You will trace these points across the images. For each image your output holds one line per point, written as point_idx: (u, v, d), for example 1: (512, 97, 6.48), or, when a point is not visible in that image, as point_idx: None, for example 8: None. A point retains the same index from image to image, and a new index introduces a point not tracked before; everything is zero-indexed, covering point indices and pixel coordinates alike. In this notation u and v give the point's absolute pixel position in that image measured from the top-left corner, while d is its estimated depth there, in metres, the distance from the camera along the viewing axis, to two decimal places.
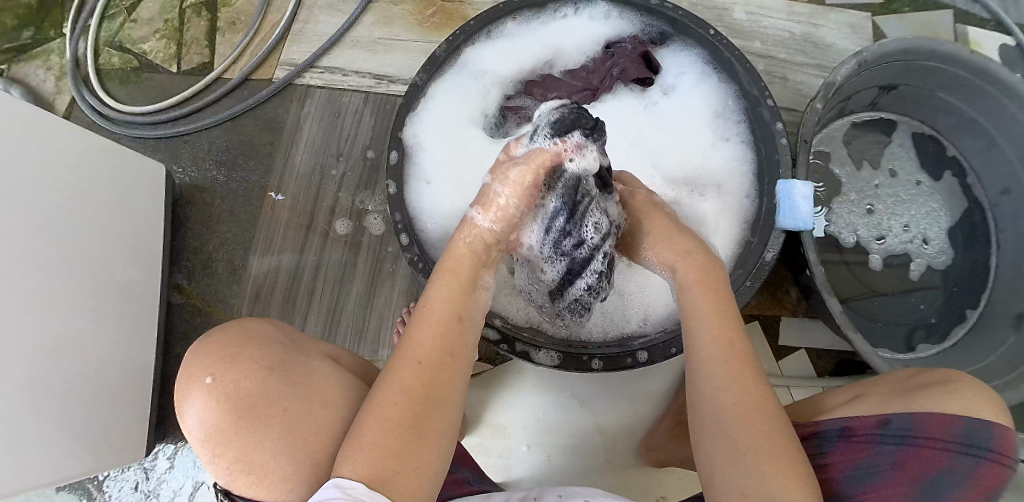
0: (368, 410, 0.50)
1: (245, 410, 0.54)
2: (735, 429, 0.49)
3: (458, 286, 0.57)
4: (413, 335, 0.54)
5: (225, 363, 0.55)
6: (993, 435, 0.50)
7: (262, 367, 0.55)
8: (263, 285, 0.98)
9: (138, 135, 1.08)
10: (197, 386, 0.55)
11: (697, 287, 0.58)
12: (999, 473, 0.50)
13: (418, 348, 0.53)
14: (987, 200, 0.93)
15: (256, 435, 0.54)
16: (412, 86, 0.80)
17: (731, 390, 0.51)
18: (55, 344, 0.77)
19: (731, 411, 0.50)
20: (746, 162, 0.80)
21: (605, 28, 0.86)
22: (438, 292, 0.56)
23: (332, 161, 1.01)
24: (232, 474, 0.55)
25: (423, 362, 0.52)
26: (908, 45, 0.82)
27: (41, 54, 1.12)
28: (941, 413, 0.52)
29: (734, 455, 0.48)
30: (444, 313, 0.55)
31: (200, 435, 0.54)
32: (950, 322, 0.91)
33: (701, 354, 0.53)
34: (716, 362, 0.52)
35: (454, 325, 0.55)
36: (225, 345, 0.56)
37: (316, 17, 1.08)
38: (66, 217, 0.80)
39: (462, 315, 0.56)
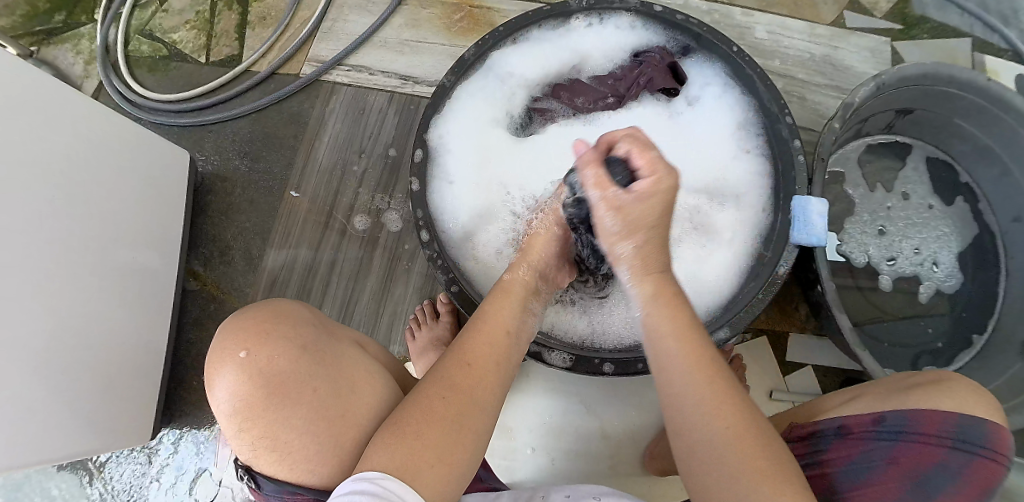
0: (411, 403, 0.51)
1: (276, 387, 0.54)
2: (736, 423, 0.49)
3: (515, 302, 0.61)
4: (464, 340, 0.56)
5: (258, 340, 0.55)
6: (987, 433, 0.52)
7: (296, 346, 0.56)
8: (283, 275, 1.00)
9: (164, 122, 1.10)
10: (228, 360, 0.55)
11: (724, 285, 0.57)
12: (992, 469, 0.52)
13: (468, 351, 0.55)
14: (998, 227, 0.94)
15: (284, 413, 0.54)
16: (440, 87, 0.82)
17: (687, 381, 0.51)
18: (69, 324, 0.78)
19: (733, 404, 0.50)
20: (763, 174, 0.81)
21: (631, 38, 0.87)
22: (492, 307, 0.60)
23: (354, 157, 1.03)
24: (256, 450, 0.55)
25: (472, 364, 0.54)
26: (928, 70, 0.83)
27: (72, 38, 1.15)
28: (932, 410, 0.54)
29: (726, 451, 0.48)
30: (498, 324, 0.58)
31: (228, 409, 0.55)
32: (956, 347, 0.92)
33: (671, 347, 0.53)
34: (680, 358, 0.52)
35: (505, 339, 0.58)
36: (257, 322, 0.57)
37: (346, 16, 1.10)
38: (91, 197, 0.81)
39: (512, 331, 0.59)
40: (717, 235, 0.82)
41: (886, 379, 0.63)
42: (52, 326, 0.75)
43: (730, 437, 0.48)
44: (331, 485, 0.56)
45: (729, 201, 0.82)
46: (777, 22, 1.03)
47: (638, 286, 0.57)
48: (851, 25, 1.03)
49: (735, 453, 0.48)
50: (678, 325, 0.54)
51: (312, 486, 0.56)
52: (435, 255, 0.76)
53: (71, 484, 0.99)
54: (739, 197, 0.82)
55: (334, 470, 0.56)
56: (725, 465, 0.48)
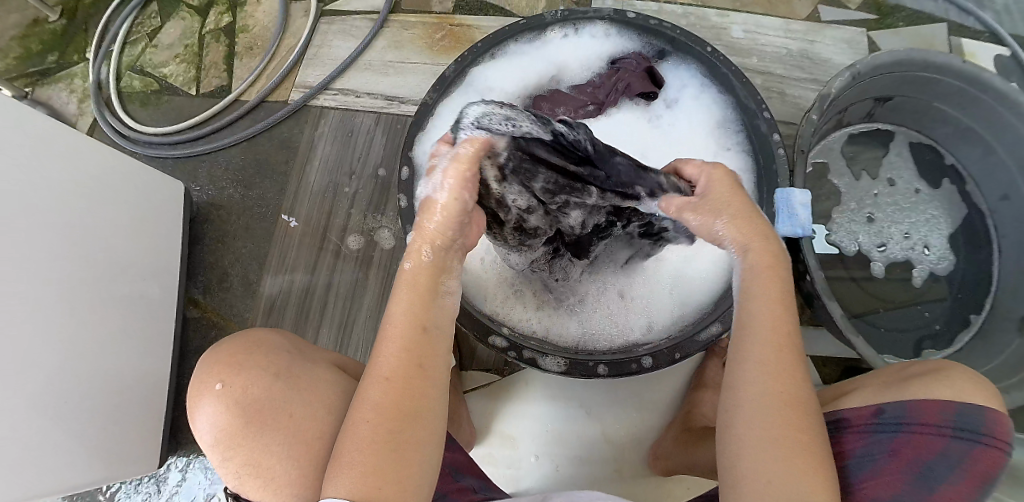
0: (345, 433, 0.50)
1: (253, 415, 0.56)
2: (774, 425, 0.49)
3: (417, 295, 0.53)
4: (378, 353, 0.52)
5: (231, 370, 0.57)
6: (986, 420, 0.53)
7: (268, 374, 0.57)
8: (276, 299, 1.01)
9: (158, 155, 1.12)
10: (207, 392, 0.58)
11: (770, 293, 0.54)
12: (995, 457, 0.53)
13: (384, 366, 0.51)
14: (987, 206, 0.95)
15: (261, 440, 0.56)
16: (422, 105, 0.84)
17: (762, 369, 0.51)
18: (75, 357, 0.79)
19: (768, 402, 0.50)
20: (746, 170, 0.82)
21: (607, 46, 0.89)
22: (397, 307, 0.53)
23: (345, 179, 1.04)
24: (241, 477, 0.57)
25: (392, 379, 0.51)
26: (902, 57, 0.84)
27: (65, 78, 1.18)
28: (931, 399, 0.55)
29: (761, 451, 0.49)
30: (407, 323, 0.52)
31: (212, 438, 0.57)
32: (954, 329, 0.92)
33: (756, 338, 0.53)
34: (761, 347, 0.52)
35: (421, 338, 0.52)
36: (235, 351, 0.59)
37: (330, 41, 1.13)
38: (89, 232, 0.83)
39: (426, 327, 0.53)
40: None
41: (885, 371, 0.64)
42: (58, 360, 0.76)
43: (766, 435, 0.49)
44: None
45: None
46: (752, 20, 1.04)
47: (750, 261, 0.56)
48: (826, 18, 1.04)
49: (778, 453, 0.48)
50: (775, 325, 0.53)
51: None
52: None
53: None
54: None
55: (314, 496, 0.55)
56: (768, 445, 0.49)
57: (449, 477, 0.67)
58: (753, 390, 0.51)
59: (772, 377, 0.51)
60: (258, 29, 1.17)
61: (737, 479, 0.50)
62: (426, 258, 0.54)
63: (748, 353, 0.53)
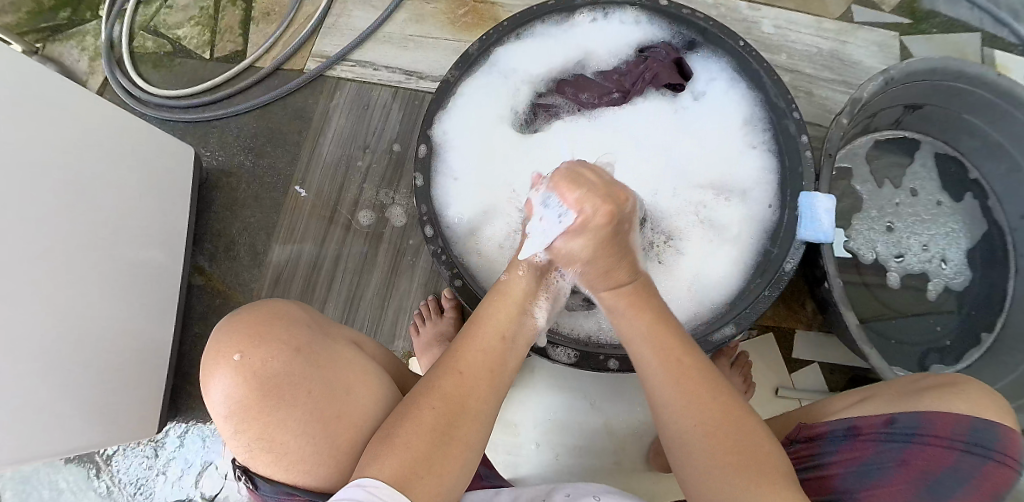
0: (402, 412, 0.51)
1: (271, 391, 0.54)
2: (700, 443, 0.50)
3: (512, 306, 0.59)
4: (457, 348, 0.55)
5: (251, 341, 0.55)
6: (999, 437, 0.52)
7: (290, 348, 0.56)
8: (285, 271, 1.00)
9: (169, 118, 1.10)
10: (223, 362, 0.55)
11: (632, 307, 0.58)
12: (1006, 474, 0.51)
13: (461, 359, 0.54)
14: (1008, 223, 0.94)
15: (278, 416, 0.54)
16: (443, 83, 0.81)
17: (664, 385, 0.53)
18: (75, 322, 0.78)
19: (687, 419, 0.51)
20: (770, 170, 0.80)
21: (637, 32, 0.87)
22: (490, 310, 0.59)
23: (358, 153, 1.02)
24: (252, 451, 0.55)
25: (464, 373, 0.53)
26: (936, 65, 0.82)
27: (77, 35, 1.15)
28: (945, 413, 0.54)
29: (711, 482, 0.49)
30: (493, 327, 0.57)
31: (224, 411, 0.55)
32: (965, 345, 0.91)
33: (642, 354, 0.56)
34: (652, 355, 0.55)
35: (501, 346, 0.56)
36: (253, 323, 0.56)
37: (350, 11, 1.10)
38: (95, 193, 0.81)
39: (507, 337, 0.57)
40: (722, 231, 0.81)
41: (897, 381, 0.63)
42: (57, 323, 0.75)
43: (705, 465, 0.50)
44: (328, 485, 0.56)
45: (736, 196, 0.82)
46: (783, 17, 1.02)
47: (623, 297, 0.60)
48: (859, 20, 1.02)
49: (720, 477, 0.49)
50: (649, 330, 0.56)
51: (308, 487, 0.56)
52: (439, 250, 0.76)
53: (77, 478, 0.99)
54: (745, 193, 0.82)
55: (331, 471, 0.56)
56: (714, 472, 0.49)
57: None
58: (664, 406, 0.53)
59: (677, 386, 0.53)
60: None
61: None
62: (530, 269, 0.62)
63: (644, 371, 0.55)
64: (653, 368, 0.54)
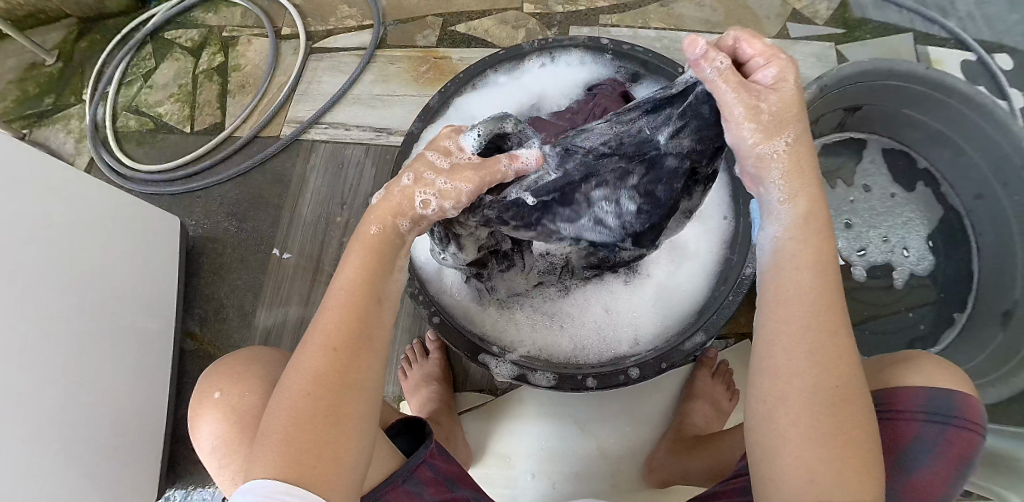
0: (280, 403, 0.49)
1: (244, 424, 0.58)
2: (821, 418, 0.46)
3: (376, 261, 0.53)
4: (320, 321, 0.51)
5: (229, 381, 0.60)
6: (958, 403, 0.55)
7: (259, 383, 0.59)
8: (274, 329, 1.03)
9: (154, 192, 1.15)
10: (207, 402, 0.60)
11: (807, 243, 0.51)
12: (967, 438, 0.55)
13: (326, 334, 0.50)
14: (963, 206, 0.98)
15: (252, 446, 0.57)
16: (408, 135, 0.86)
17: (802, 351, 0.48)
18: (71, 387, 0.80)
19: (818, 393, 0.47)
20: (723, 183, 0.84)
21: (584, 72, 0.93)
22: (346, 274, 0.52)
23: (337, 210, 1.07)
24: (236, 483, 0.58)
25: (334, 347, 0.50)
26: (868, 67, 0.87)
27: (62, 119, 1.21)
28: (905, 387, 0.57)
29: (816, 450, 0.46)
30: (354, 290, 0.52)
31: (211, 447, 0.60)
32: (940, 328, 0.94)
33: (795, 316, 0.49)
34: (813, 332, 0.48)
35: (371, 308, 0.52)
36: (232, 365, 0.61)
37: (320, 76, 1.17)
38: (87, 264, 0.85)
39: (377, 294, 0.53)
40: (683, 249, 0.84)
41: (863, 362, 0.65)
42: (54, 389, 0.77)
43: (811, 434, 0.46)
44: None
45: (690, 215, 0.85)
46: (724, 41, 1.09)
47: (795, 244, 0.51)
48: (795, 35, 1.08)
49: (825, 447, 0.46)
50: (826, 310, 0.49)
51: None
52: (416, 291, 0.79)
53: None
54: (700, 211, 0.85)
55: None
56: (818, 442, 0.46)
57: (443, 487, 0.63)
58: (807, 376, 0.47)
59: (815, 354, 0.48)
60: (250, 67, 1.21)
61: (774, 472, 0.47)
62: (385, 225, 0.54)
63: (795, 331, 0.48)
64: (796, 334, 0.48)
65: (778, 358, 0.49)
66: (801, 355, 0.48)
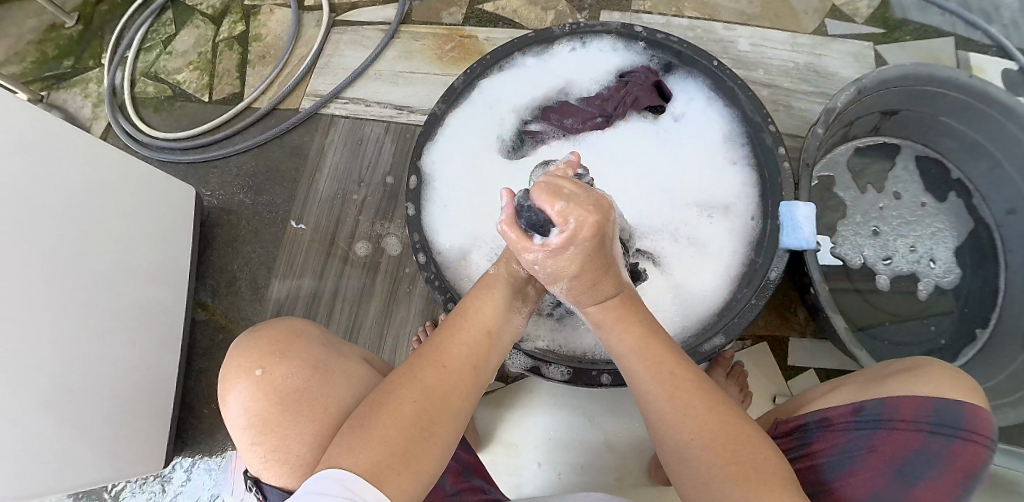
0: (381, 403, 0.50)
1: (290, 404, 0.57)
2: (701, 457, 0.49)
3: (499, 298, 0.59)
4: (441, 342, 0.55)
5: (273, 358, 0.58)
6: (965, 414, 0.53)
7: (308, 365, 0.59)
8: (286, 304, 1.02)
9: (170, 160, 1.14)
10: (243, 375, 0.58)
11: (618, 307, 0.57)
12: (977, 453, 0.52)
13: (447, 354, 0.54)
14: (994, 220, 0.95)
15: (294, 429, 0.56)
16: (431, 115, 0.87)
17: (662, 398, 0.52)
18: (81, 353, 0.80)
19: (681, 433, 0.50)
20: (752, 184, 0.82)
21: (616, 59, 0.90)
22: (473, 304, 0.58)
23: (354, 187, 1.05)
24: (267, 462, 0.57)
25: (449, 368, 0.53)
26: (908, 71, 0.85)
27: (80, 83, 1.20)
28: (909, 395, 0.55)
29: (715, 494, 0.47)
30: (476, 319, 0.57)
31: (244, 422, 0.58)
32: (961, 343, 0.91)
33: (639, 376, 0.54)
34: (647, 369, 0.54)
35: (483, 343, 0.56)
36: (275, 338, 0.59)
37: (341, 50, 1.14)
38: (100, 231, 0.84)
39: (491, 333, 0.57)
40: (708, 250, 0.82)
41: (865, 371, 0.64)
42: (63, 358, 0.77)
43: (700, 477, 0.48)
44: None
45: (718, 213, 0.83)
46: (759, 34, 1.05)
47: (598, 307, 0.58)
48: (832, 32, 1.05)
49: (717, 488, 0.47)
50: (640, 343, 0.55)
51: None
52: (432, 276, 0.79)
53: None
54: (728, 209, 0.83)
55: None
56: (710, 485, 0.48)
57: (460, 476, 0.64)
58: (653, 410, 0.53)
59: (669, 395, 0.52)
60: (270, 38, 1.19)
61: None
62: (506, 270, 0.61)
63: (642, 385, 0.54)
64: (645, 386, 0.53)
65: (646, 417, 0.53)
66: (656, 404, 0.52)
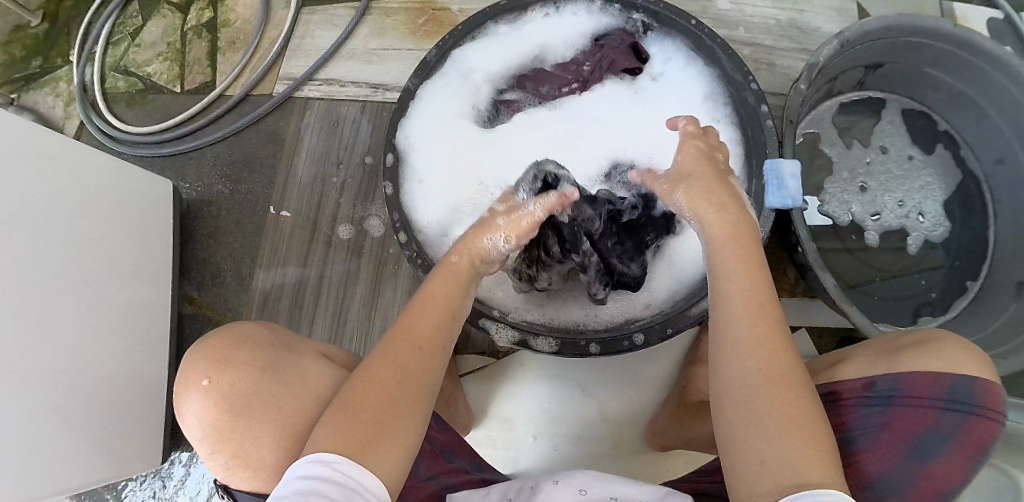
0: (351, 387, 0.50)
1: (242, 409, 0.56)
2: (763, 398, 0.48)
3: (458, 277, 0.59)
4: (404, 322, 0.54)
5: (219, 367, 0.57)
6: (979, 392, 0.53)
7: (256, 368, 0.58)
8: (271, 293, 1.01)
9: (146, 155, 1.11)
10: (193, 387, 0.57)
11: (728, 242, 0.57)
12: (988, 428, 0.53)
13: (410, 332, 0.53)
14: (983, 171, 0.94)
15: (252, 433, 0.56)
16: (405, 91, 0.83)
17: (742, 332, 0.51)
18: (69, 354, 0.79)
19: (756, 372, 0.49)
20: (734, 142, 0.81)
21: (590, 21, 0.88)
22: (435, 283, 0.58)
23: (333, 169, 1.04)
24: (230, 469, 0.57)
25: (417, 345, 0.53)
26: (890, 23, 0.83)
27: (49, 82, 1.17)
28: (923, 372, 0.55)
29: (769, 433, 0.46)
30: (435, 304, 0.56)
31: (200, 433, 0.57)
32: (952, 295, 0.91)
33: (731, 307, 0.53)
34: (747, 326, 0.51)
35: (447, 320, 0.56)
36: (221, 349, 0.58)
37: (312, 32, 1.11)
38: (79, 230, 0.82)
39: (455, 311, 0.57)
40: None
41: (874, 340, 0.64)
42: (52, 358, 0.76)
43: (758, 415, 0.47)
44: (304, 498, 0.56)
45: None
46: None
47: (711, 230, 0.58)
48: None
49: (771, 427, 0.47)
50: (742, 271, 0.55)
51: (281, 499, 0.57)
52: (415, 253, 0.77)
53: None
54: None
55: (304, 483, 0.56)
56: (762, 421, 0.47)
57: (440, 459, 0.64)
58: (727, 330, 0.52)
59: (753, 325, 0.51)
60: (240, 23, 1.15)
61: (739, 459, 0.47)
62: (465, 255, 0.61)
63: (726, 311, 0.53)
64: (733, 315, 0.53)
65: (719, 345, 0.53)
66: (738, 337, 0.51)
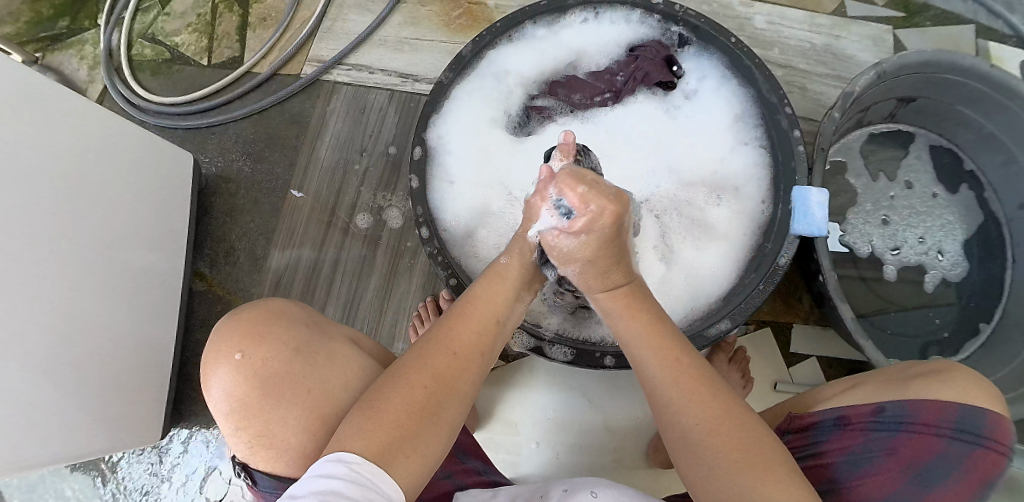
0: (392, 383, 0.51)
1: (271, 387, 0.56)
2: (709, 449, 0.49)
3: (510, 287, 0.61)
4: (454, 325, 0.56)
5: (252, 340, 0.57)
6: (988, 423, 0.53)
7: (290, 348, 0.58)
8: (284, 275, 1.01)
9: (168, 125, 1.11)
10: (223, 359, 0.57)
11: (624, 309, 0.58)
12: (995, 460, 0.53)
13: (456, 341, 0.54)
14: (1004, 214, 0.93)
15: (280, 413, 0.56)
16: (438, 85, 0.82)
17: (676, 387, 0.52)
18: (74, 323, 0.78)
19: (695, 429, 0.50)
20: (762, 166, 0.81)
21: (627, 31, 0.88)
22: (484, 290, 0.59)
23: (355, 156, 1.03)
24: (252, 448, 0.57)
25: (457, 354, 0.53)
26: (927, 58, 0.83)
27: (76, 44, 1.16)
28: (935, 401, 0.54)
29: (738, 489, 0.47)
30: (488, 311, 0.58)
31: (224, 407, 0.57)
32: (963, 337, 0.91)
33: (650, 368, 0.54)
34: (667, 385, 0.52)
35: (493, 328, 0.57)
36: (254, 323, 0.58)
37: (345, 16, 1.11)
38: (96, 199, 0.82)
39: (500, 321, 0.59)
40: (714, 233, 0.82)
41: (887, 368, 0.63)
42: (57, 326, 0.76)
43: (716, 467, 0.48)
44: None
45: (728, 195, 0.83)
46: (777, 12, 1.02)
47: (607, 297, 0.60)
48: (852, 13, 1.02)
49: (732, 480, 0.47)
50: (644, 330, 0.56)
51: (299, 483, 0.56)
52: (435, 251, 0.77)
53: (83, 484, 1.00)
54: (737, 190, 0.83)
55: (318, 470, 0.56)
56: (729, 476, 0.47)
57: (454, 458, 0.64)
58: (653, 387, 0.53)
59: (676, 383, 0.52)
60: None
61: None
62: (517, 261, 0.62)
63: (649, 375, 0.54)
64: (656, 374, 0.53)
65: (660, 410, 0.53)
66: (674, 404, 0.51)
